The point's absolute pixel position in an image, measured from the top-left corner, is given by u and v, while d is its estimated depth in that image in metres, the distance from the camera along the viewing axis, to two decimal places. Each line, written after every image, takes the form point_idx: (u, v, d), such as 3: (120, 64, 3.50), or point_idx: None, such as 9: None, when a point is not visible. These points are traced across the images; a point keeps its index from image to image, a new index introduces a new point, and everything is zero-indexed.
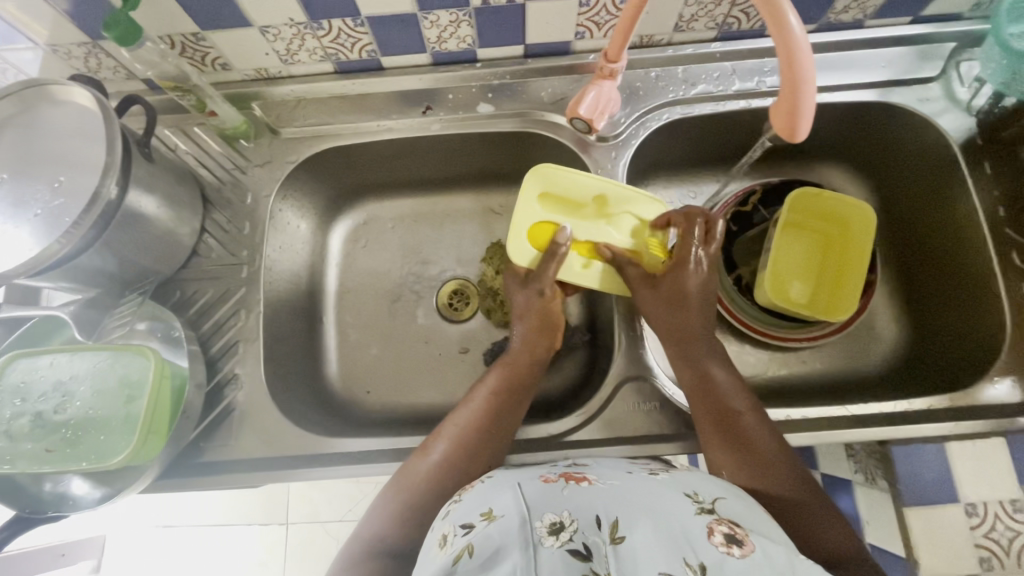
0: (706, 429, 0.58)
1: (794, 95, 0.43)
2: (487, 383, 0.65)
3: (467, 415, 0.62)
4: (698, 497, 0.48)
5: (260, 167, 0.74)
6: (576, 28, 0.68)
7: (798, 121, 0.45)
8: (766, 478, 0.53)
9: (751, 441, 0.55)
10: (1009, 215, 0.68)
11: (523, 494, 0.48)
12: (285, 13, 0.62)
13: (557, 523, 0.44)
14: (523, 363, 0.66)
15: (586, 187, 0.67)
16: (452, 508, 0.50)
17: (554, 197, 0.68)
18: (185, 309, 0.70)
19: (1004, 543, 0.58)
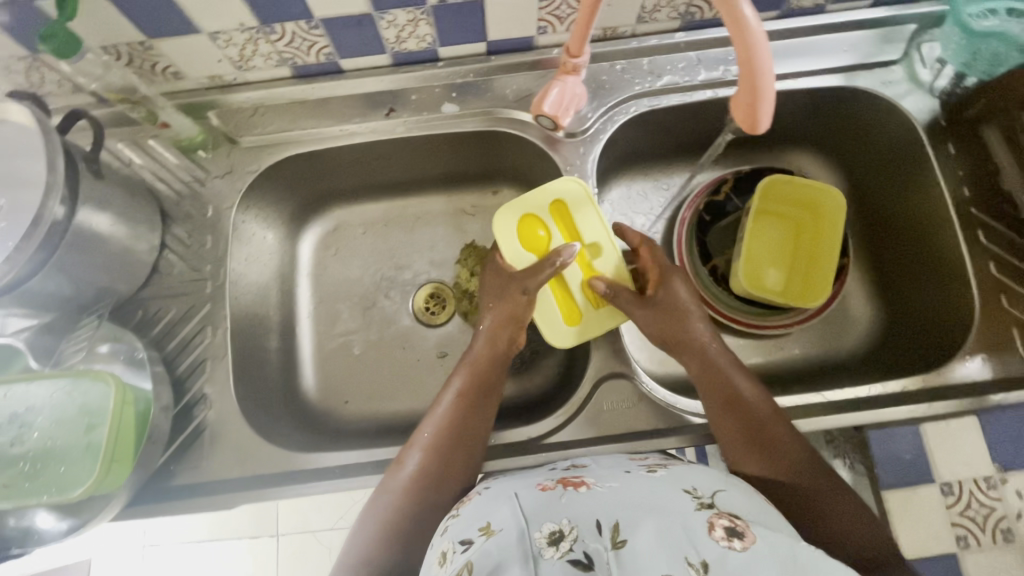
0: (734, 442, 0.57)
1: (752, 95, 0.43)
2: (453, 385, 0.64)
3: (434, 422, 0.61)
4: (697, 492, 0.48)
5: (220, 178, 0.72)
6: (538, 23, 0.67)
7: (756, 121, 0.45)
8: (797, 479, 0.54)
9: (777, 450, 0.55)
10: (973, 195, 0.69)
11: (521, 506, 0.49)
12: (235, 17, 0.60)
13: (556, 533, 0.45)
14: (487, 356, 0.65)
15: (599, 227, 0.68)
16: (451, 523, 0.51)
17: (567, 215, 0.69)
18: (149, 329, 0.68)
19: (980, 520, 0.59)
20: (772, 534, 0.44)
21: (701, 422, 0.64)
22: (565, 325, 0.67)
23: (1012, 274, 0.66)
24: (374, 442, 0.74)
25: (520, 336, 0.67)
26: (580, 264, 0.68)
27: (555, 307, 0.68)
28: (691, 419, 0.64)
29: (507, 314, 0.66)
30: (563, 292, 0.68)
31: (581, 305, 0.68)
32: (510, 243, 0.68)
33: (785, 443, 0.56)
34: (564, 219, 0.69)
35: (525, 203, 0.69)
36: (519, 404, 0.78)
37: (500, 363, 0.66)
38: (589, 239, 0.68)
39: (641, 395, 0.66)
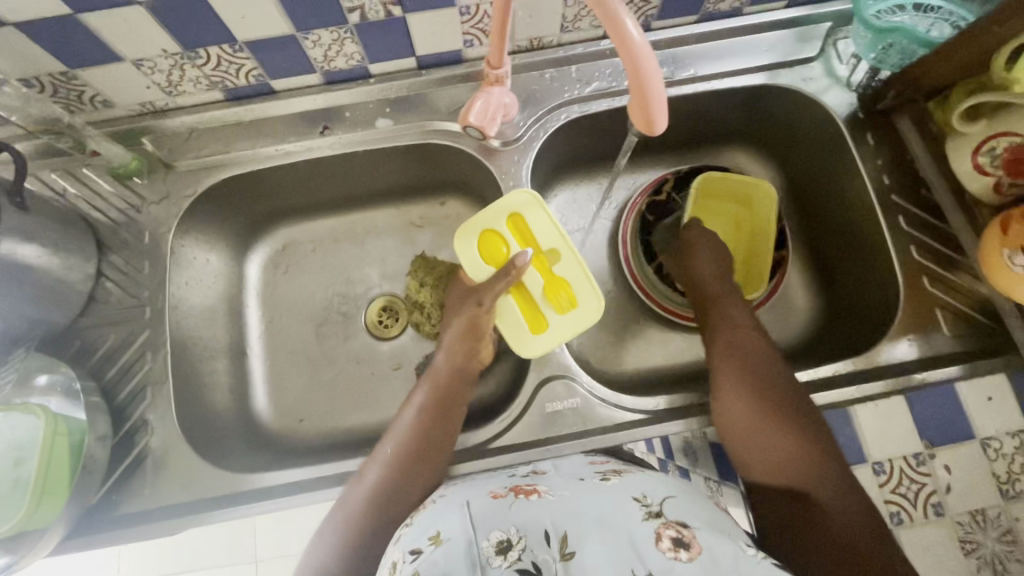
0: (741, 399, 0.59)
1: (638, 74, 0.43)
2: (418, 398, 0.65)
3: (398, 434, 0.62)
4: (645, 500, 0.49)
5: (157, 203, 0.72)
6: (463, 37, 0.68)
7: (651, 104, 0.45)
8: (805, 474, 0.53)
9: (783, 412, 0.57)
10: (893, 183, 0.71)
11: (471, 515, 0.49)
12: (156, 44, 0.60)
13: (504, 542, 0.46)
14: (451, 370, 0.67)
15: (554, 231, 0.68)
16: (404, 532, 0.52)
17: (522, 222, 0.69)
18: (87, 358, 0.67)
19: (911, 497, 0.60)
20: (718, 541, 0.45)
21: (643, 416, 0.65)
22: (531, 334, 0.67)
23: (934, 258, 0.68)
24: (328, 458, 0.74)
25: (482, 349, 0.69)
26: (539, 271, 0.68)
27: (518, 316, 0.68)
28: (634, 415, 0.66)
29: (467, 326, 0.68)
30: (526, 301, 0.68)
31: (545, 311, 0.68)
32: (469, 260, 0.69)
33: (804, 434, 0.55)
34: (519, 230, 0.69)
35: (478, 219, 0.69)
36: (473, 411, 0.78)
37: (464, 374, 0.68)
38: (546, 246, 0.68)
39: (583, 394, 0.66)
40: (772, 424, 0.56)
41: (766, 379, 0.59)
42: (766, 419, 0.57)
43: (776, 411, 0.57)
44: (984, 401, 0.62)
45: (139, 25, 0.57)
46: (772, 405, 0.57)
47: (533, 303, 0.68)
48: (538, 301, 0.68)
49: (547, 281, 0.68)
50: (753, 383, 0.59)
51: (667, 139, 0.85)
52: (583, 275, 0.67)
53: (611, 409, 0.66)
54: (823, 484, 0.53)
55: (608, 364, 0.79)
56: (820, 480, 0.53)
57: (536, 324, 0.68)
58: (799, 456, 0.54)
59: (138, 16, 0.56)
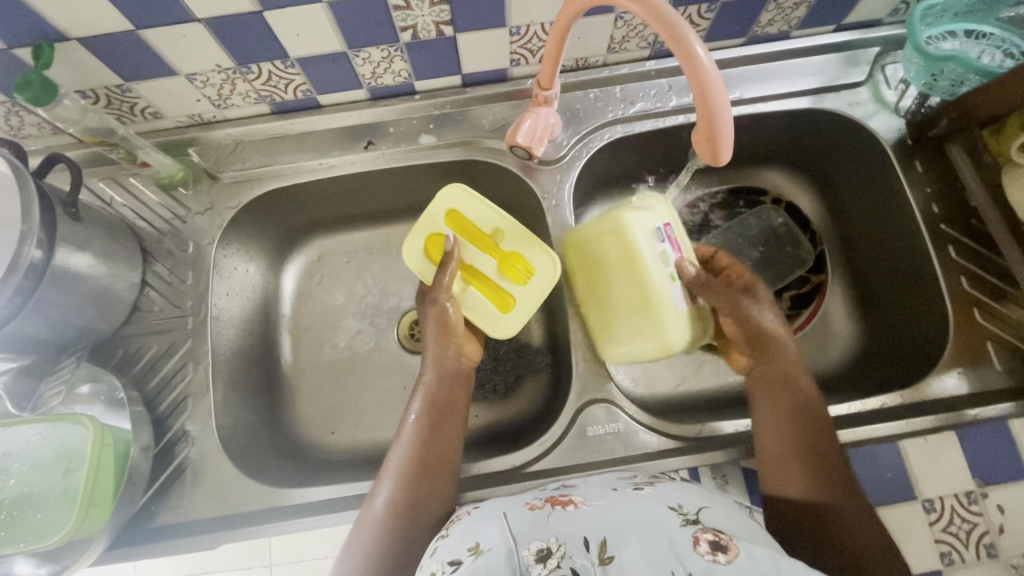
0: (776, 436, 0.59)
1: (710, 104, 0.43)
2: (413, 410, 0.64)
3: (401, 450, 0.61)
4: (681, 509, 0.49)
5: (200, 214, 0.72)
6: (511, 56, 0.68)
7: (719, 135, 0.44)
8: (817, 483, 0.55)
9: (815, 453, 0.57)
10: (943, 212, 0.70)
11: (510, 526, 0.49)
12: (211, 59, 0.61)
13: (544, 550, 0.45)
14: (446, 374, 0.67)
15: (489, 211, 0.69)
16: (440, 544, 0.51)
17: (456, 214, 0.69)
18: (130, 367, 0.68)
19: (963, 536, 0.58)
20: (756, 548, 0.44)
21: (685, 442, 0.64)
22: (502, 313, 0.68)
23: (984, 289, 0.67)
24: (361, 473, 0.73)
25: (463, 346, 0.69)
26: (490, 255, 0.68)
27: (485, 301, 0.69)
28: (675, 441, 0.64)
29: (439, 328, 0.68)
30: (489, 287, 0.69)
31: (510, 289, 0.68)
32: (421, 267, 0.70)
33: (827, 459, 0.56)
34: (461, 224, 0.69)
35: (423, 226, 0.70)
36: (505, 430, 0.77)
37: (458, 378, 0.67)
38: (488, 228, 0.69)
39: (624, 419, 0.66)
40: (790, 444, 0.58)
41: (802, 418, 0.59)
42: (790, 442, 0.58)
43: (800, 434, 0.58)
44: None
45: (196, 41, 0.58)
46: (799, 420, 0.59)
47: (497, 287, 0.68)
48: (500, 282, 0.69)
49: (500, 260, 0.67)
50: (785, 409, 0.60)
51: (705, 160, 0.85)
52: (530, 241, 0.67)
53: (650, 434, 0.65)
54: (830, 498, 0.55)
55: (642, 385, 0.78)
56: (843, 520, 0.54)
57: (503, 303, 0.68)
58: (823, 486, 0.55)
59: (196, 32, 0.57)
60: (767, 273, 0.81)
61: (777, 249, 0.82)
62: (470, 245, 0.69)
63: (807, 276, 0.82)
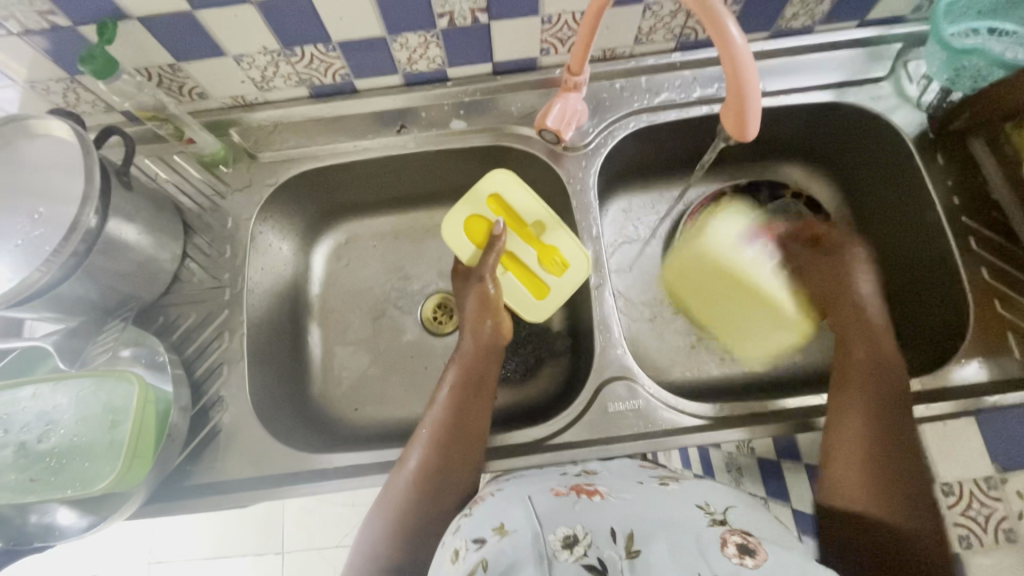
0: (853, 433, 0.56)
1: (739, 83, 0.45)
2: (446, 382, 0.66)
3: (434, 417, 0.63)
4: (709, 508, 0.48)
5: (239, 191, 0.75)
6: (541, 45, 0.71)
7: (747, 112, 0.46)
8: (880, 487, 0.52)
9: (890, 458, 0.54)
10: (964, 204, 0.71)
11: (535, 509, 0.48)
12: (258, 41, 0.64)
13: (570, 536, 0.45)
14: (482, 348, 0.69)
15: (535, 203, 0.71)
16: (463, 522, 0.50)
17: (504, 203, 0.72)
18: (169, 333, 0.71)
19: (981, 521, 0.60)
20: (779, 549, 0.43)
21: (703, 422, 0.66)
22: (535, 301, 0.72)
23: (1003, 280, 0.68)
24: (384, 445, 0.76)
25: (502, 323, 0.71)
26: (531, 245, 0.71)
27: (521, 288, 0.73)
28: (694, 420, 0.66)
29: (479, 302, 0.71)
30: (524, 273, 0.73)
31: (544, 278, 0.72)
32: (464, 250, 0.73)
33: (907, 483, 0.52)
34: (506, 212, 0.72)
35: (469, 201, 0.72)
36: (524, 410, 0.79)
37: (490, 355, 0.69)
38: (530, 219, 0.72)
39: (645, 397, 0.67)
40: (866, 452, 0.54)
41: (885, 425, 0.56)
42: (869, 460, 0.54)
43: (884, 442, 0.55)
44: None
45: (246, 22, 0.61)
46: (880, 424, 0.56)
47: (533, 276, 0.72)
48: (535, 270, 0.72)
49: (539, 251, 0.71)
50: (867, 411, 0.57)
51: (726, 153, 0.86)
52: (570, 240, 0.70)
53: (669, 411, 0.66)
54: (909, 515, 0.51)
55: (660, 369, 0.79)
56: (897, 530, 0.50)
57: (538, 290, 0.72)
58: (886, 491, 0.52)
59: (246, 14, 0.60)
60: None
61: None
62: (512, 232, 0.72)
63: None
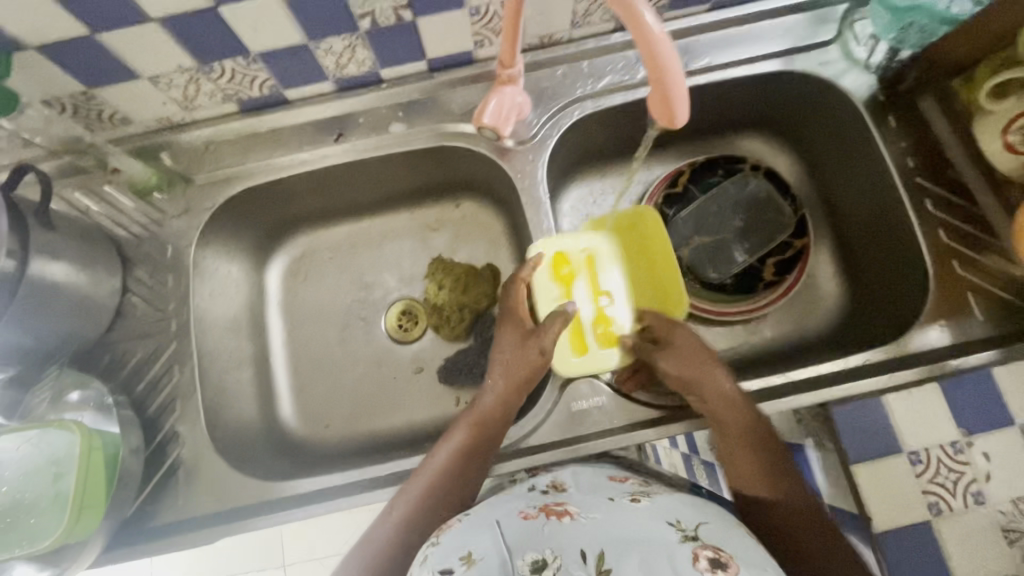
0: (738, 444, 0.58)
1: (659, 66, 0.42)
2: (452, 439, 0.62)
3: (428, 478, 0.60)
4: (680, 525, 0.47)
5: (177, 217, 0.72)
6: (474, 37, 0.68)
7: (672, 96, 0.44)
8: (776, 486, 0.56)
9: (758, 445, 0.58)
10: (917, 165, 0.70)
11: (503, 536, 0.47)
12: (171, 60, 0.61)
13: (539, 560, 0.44)
14: (494, 413, 0.63)
15: (663, 263, 0.72)
16: (429, 552, 0.49)
17: (639, 244, 0.74)
18: (116, 372, 0.68)
19: (950, 486, 0.59)
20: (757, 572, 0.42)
21: (669, 414, 0.65)
22: (576, 331, 0.69)
23: (962, 240, 0.67)
24: (357, 462, 0.74)
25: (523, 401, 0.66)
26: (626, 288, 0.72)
27: (584, 309, 0.70)
28: (657, 411, 0.65)
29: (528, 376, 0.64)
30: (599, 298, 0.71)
31: (610, 318, 0.70)
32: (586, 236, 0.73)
33: (784, 472, 0.57)
34: (636, 249, 0.74)
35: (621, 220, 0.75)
36: None
37: (500, 417, 0.63)
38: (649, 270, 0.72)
39: (610, 392, 0.66)
40: (756, 453, 0.57)
41: (757, 424, 0.58)
42: (752, 455, 0.58)
43: (756, 442, 0.58)
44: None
45: (154, 43, 0.58)
46: (755, 425, 0.58)
47: (599, 311, 0.70)
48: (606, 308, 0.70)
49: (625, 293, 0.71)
50: (740, 421, 0.59)
51: (682, 130, 0.84)
52: (630, 320, 0.69)
53: (633, 403, 0.66)
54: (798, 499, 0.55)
55: None
56: (790, 519, 0.55)
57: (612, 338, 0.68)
58: (771, 481, 0.57)
59: (153, 33, 0.57)
60: (749, 241, 0.78)
61: (757, 217, 0.79)
62: (621, 263, 0.73)
63: (788, 241, 0.79)
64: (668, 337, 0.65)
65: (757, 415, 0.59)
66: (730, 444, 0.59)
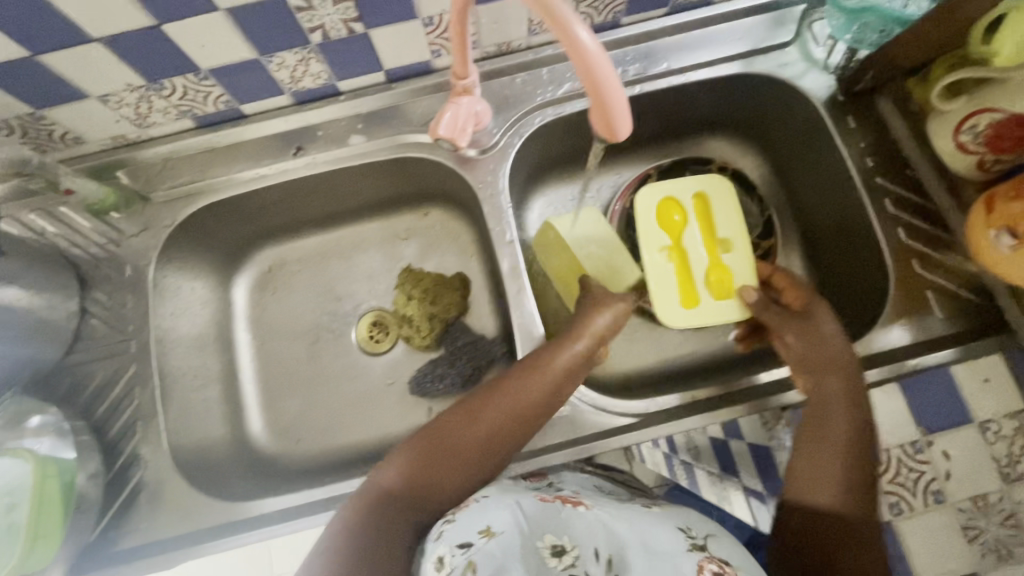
0: (827, 440, 0.56)
1: (592, 78, 0.41)
2: (483, 407, 0.59)
3: (448, 438, 0.57)
4: (690, 533, 0.48)
5: (136, 235, 0.72)
6: (430, 48, 0.67)
7: (609, 107, 0.43)
8: (846, 492, 0.53)
9: (839, 446, 0.55)
10: (877, 165, 0.70)
11: (523, 511, 0.47)
12: (119, 78, 0.60)
13: (558, 545, 0.45)
14: (533, 400, 0.59)
15: (735, 222, 0.71)
16: (446, 527, 0.48)
17: (706, 205, 0.72)
18: (76, 397, 0.67)
19: (911, 485, 0.59)
20: None
21: (633, 421, 0.66)
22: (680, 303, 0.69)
23: (921, 239, 0.67)
24: (329, 477, 0.74)
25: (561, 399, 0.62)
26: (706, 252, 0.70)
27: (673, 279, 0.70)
28: (623, 419, 0.66)
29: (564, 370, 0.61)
30: (682, 263, 0.71)
31: (701, 291, 0.69)
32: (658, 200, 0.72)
33: (858, 476, 0.54)
34: (700, 212, 0.72)
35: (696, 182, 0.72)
36: None
37: (547, 407, 0.60)
38: (721, 233, 0.71)
39: (573, 403, 0.67)
40: (841, 453, 0.55)
41: (859, 425, 0.56)
42: (840, 454, 0.55)
43: (861, 443, 0.55)
44: (981, 382, 0.61)
45: (100, 62, 0.57)
46: (864, 425, 0.56)
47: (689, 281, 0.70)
48: (694, 275, 0.70)
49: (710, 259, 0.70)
50: (845, 417, 0.57)
51: (649, 133, 0.83)
52: (748, 272, 0.69)
53: (599, 412, 0.66)
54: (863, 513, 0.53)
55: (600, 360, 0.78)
56: (849, 528, 0.52)
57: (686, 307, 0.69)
58: (845, 485, 0.54)
59: (97, 53, 0.56)
60: None
61: None
62: (696, 228, 0.71)
63: (755, 242, 0.79)
64: (803, 309, 0.66)
65: (865, 420, 0.57)
66: (818, 437, 0.57)
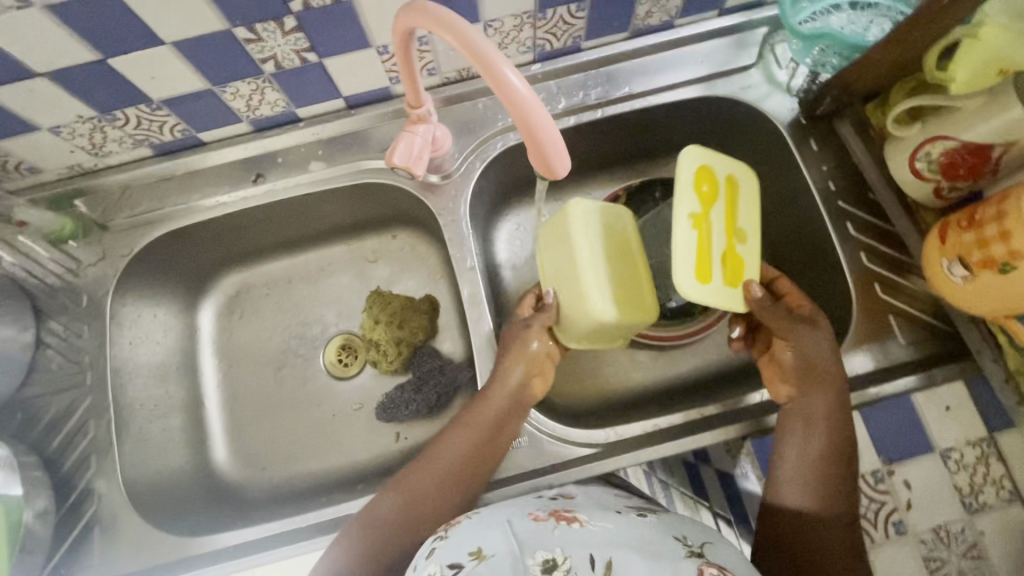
0: (804, 452, 0.56)
1: (525, 119, 0.42)
2: (443, 443, 0.60)
3: (412, 479, 0.58)
4: (686, 539, 0.45)
5: (94, 265, 0.71)
6: (388, 74, 0.67)
7: (544, 148, 0.43)
8: (820, 501, 0.54)
9: (816, 460, 0.55)
10: (839, 188, 0.70)
11: (513, 532, 0.45)
12: (69, 111, 0.59)
13: (549, 560, 0.41)
14: (486, 426, 0.61)
15: (756, 216, 0.60)
16: (437, 545, 0.47)
17: (735, 187, 0.59)
18: (30, 430, 0.67)
19: (871, 516, 0.58)
20: None
21: (593, 452, 0.65)
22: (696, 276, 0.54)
23: (883, 262, 0.67)
24: (293, 507, 0.73)
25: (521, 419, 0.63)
26: (726, 235, 0.57)
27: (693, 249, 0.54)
28: (581, 449, 0.65)
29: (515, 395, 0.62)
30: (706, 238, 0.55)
31: (715, 270, 0.56)
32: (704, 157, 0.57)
33: (836, 486, 0.54)
34: (730, 192, 0.59)
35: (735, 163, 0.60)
36: None
37: (503, 429, 0.61)
38: (742, 221, 0.59)
39: (531, 432, 0.66)
40: (819, 465, 0.55)
41: (838, 437, 0.56)
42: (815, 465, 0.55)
43: (839, 456, 0.55)
44: (943, 411, 0.60)
45: (47, 96, 0.57)
46: (843, 438, 0.56)
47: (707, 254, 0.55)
48: (717, 257, 0.56)
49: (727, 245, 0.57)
50: (824, 430, 0.56)
51: (618, 154, 0.83)
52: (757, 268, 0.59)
53: (559, 443, 0.66)
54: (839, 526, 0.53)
55: (567, 384, 0.77)
56: (822, 535, 0.53)
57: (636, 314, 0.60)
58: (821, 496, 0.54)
59: (43, 87, 0.56)
60: None
61: None
62: (724, 207, 0.58)
63: None
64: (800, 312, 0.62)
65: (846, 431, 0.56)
66: (796, 449, 0.57)
